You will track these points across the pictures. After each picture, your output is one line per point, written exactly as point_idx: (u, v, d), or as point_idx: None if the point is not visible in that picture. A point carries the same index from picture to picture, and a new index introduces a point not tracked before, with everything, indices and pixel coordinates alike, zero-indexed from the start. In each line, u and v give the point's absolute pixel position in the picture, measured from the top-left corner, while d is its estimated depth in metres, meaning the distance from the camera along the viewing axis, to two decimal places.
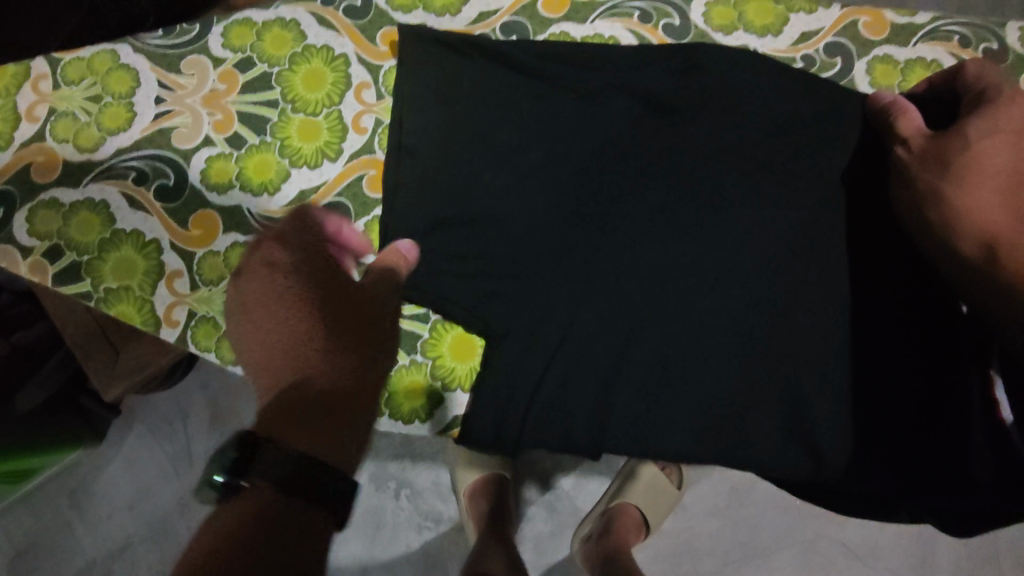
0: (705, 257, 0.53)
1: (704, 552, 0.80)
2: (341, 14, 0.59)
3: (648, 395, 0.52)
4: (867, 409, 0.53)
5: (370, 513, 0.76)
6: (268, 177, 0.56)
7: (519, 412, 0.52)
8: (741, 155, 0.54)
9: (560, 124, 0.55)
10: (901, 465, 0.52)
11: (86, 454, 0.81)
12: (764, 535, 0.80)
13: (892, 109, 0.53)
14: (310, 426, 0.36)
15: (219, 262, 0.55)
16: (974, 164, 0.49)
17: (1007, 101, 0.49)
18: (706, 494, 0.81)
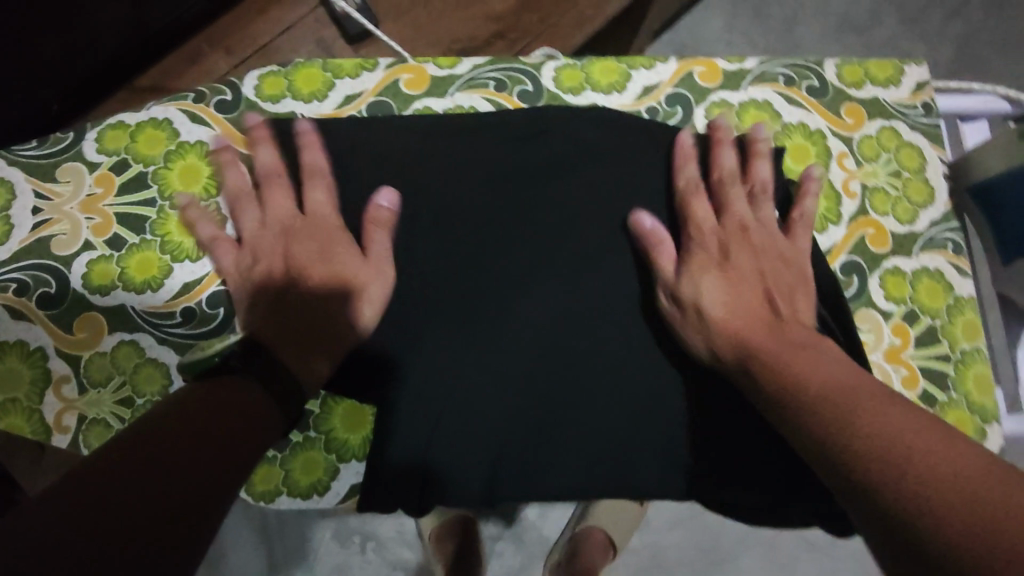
0: (574, 306, 0.58)
1: (673, 563, 0.95)
2: (212, 110, 0.62)
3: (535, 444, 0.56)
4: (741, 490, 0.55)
5: (337, 566, 0.88)
6: (151, 273, 0.58)
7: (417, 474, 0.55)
8: (596, 211, 0.60)
9: (428, 195, 0.59)
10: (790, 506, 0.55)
11: None
12: (725, 542, 0.96)
13: (651, 238, 0.58)
14: (297, 357, 0.52)
15: (106, 363, 0.56)
16: (692, 255, 0.57)
17: (691, 190, 0.59)
18: (667, 510, 0.96)
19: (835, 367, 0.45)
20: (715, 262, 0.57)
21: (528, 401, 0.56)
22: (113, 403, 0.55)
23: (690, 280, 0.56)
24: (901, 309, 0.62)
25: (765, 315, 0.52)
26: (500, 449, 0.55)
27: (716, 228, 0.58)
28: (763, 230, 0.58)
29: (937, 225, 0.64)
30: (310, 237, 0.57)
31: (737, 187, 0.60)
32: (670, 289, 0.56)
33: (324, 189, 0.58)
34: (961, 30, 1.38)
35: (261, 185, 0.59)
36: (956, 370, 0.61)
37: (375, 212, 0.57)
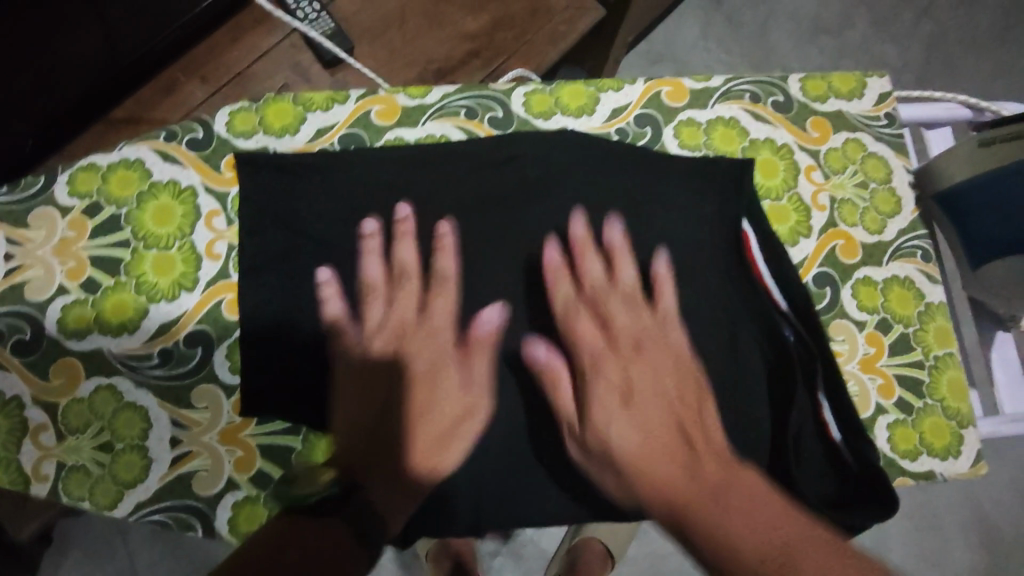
0: (550, 331, 0.59)
1: None
2: (184, 148, 0.62)
3: (516, 468, 0.57)
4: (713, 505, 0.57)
5: None
6: (127, 315, 0.57)
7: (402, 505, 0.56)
8: (570, 234, 0.61)
9: (404, 225, 0.60)
10: None
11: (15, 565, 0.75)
12: None
13: (543, 376, 0.58)
14: (392, 484, 0.53)
15: (83, 408, 0.55)
16: (585, 398, 0.56)
17: (563, 318, 0.59)
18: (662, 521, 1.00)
19: (756, 506, 0.46)
20: (617, 400, 0.55)
21: (507, 424, 0.57)
22: (93, 449, 0.55)
23: (595, 424, 0.55)
24: (874, 318, 0.63)
25: (680, 444, 0.51)
26: (483, 477, 0.57)
27: (606, 349, 0.58)
28: (657, 340, 0.58)
29: (905, 233, 0.66)
30: (434, 351, 0.58)
31: (613, 298, 0.60)
32: (579, 438, 0.55)
33: (450, 299, 0.58)
34: (929, 30, 1.42)
35: (391, 284, 0.58)
36: (931, 376, 0.62)
37: (486, 329, 0.58)
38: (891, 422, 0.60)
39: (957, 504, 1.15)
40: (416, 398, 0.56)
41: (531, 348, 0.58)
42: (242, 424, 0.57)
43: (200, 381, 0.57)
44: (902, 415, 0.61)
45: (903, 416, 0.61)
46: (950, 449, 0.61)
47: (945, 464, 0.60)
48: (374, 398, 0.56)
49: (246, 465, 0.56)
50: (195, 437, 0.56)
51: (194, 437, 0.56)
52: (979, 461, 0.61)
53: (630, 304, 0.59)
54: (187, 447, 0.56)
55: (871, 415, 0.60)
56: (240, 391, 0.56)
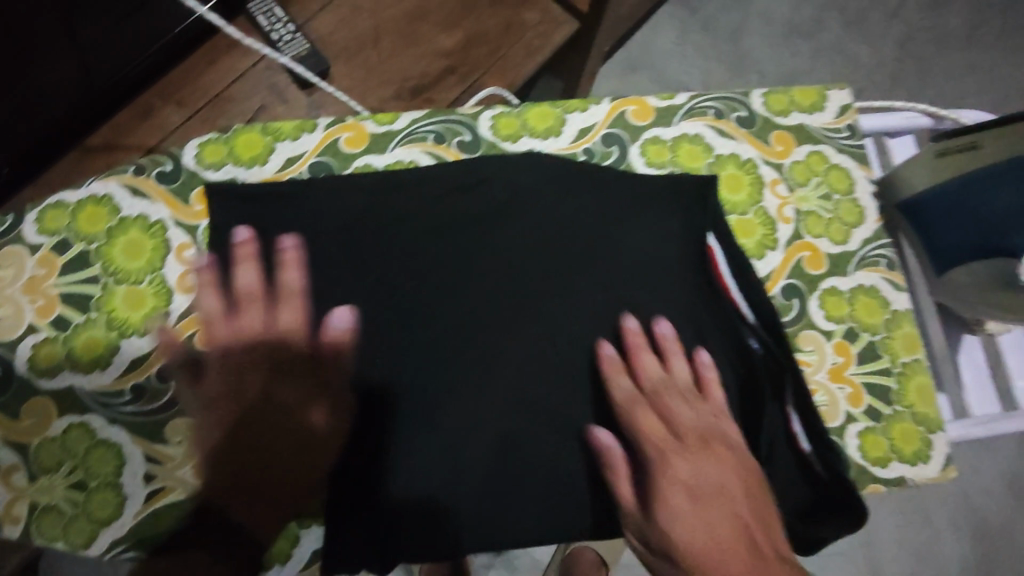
0: (521, 352, 0.60)
1: None
2: (153, 182, 0.62)
3: (491, 490, 0.58)
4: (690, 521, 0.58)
5: None
6: (98, 351, 0.57)
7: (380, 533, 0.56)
8: (538, 256, 0.62)
9: (374, 251, 0.60)
10: None
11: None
12: None
13: (607, 463, 0.57)
14: (258, 501, 0.55)
15: (56, 447, 0.55)
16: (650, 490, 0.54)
17: (628, 407, 0.58)
18: None
19: None
20: (683, 497, 0.53)
21: (481, 446, 0.58)
22: (66, 488, 0.54)
23: (658, 518, 0.52)
24: (841, 327, 0.64)
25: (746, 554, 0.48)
26: (459, 501, 0.57)
27: (672, 443, 0.56)
28: (723, 438, 0.56)
29: (869, 243, 0.67)
30: (287, 374, 0.58)
31: (675, 395, 0.58)
32: (641, 532, 0.53)
33: (296, 313, 0.58)
34: (901, 31, 1.45)
35: (234, 307, 0.58)
36: (899, 384, 0.63)
37: (335, 335, 0.57)
38: (860, 431, 0.61)
39: (942, 500, 1.16)
40: (271, 413, 0.57)
41: (598, 435, 0.58)
42: None
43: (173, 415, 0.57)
44: (870, 423, 0.62)
45: (873, 424, 0.62)
46: (920, 455, 0.62)
47: (915, 469, 0.61)
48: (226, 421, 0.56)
49: None
50: (169, 472, 0.56)
51: (168, 472, 0.56)
52: (949, 465, 0.62)
53: (694, 399, 0.58)
54: (161, 483, 0.56)
55: (840, 425, 0.61)
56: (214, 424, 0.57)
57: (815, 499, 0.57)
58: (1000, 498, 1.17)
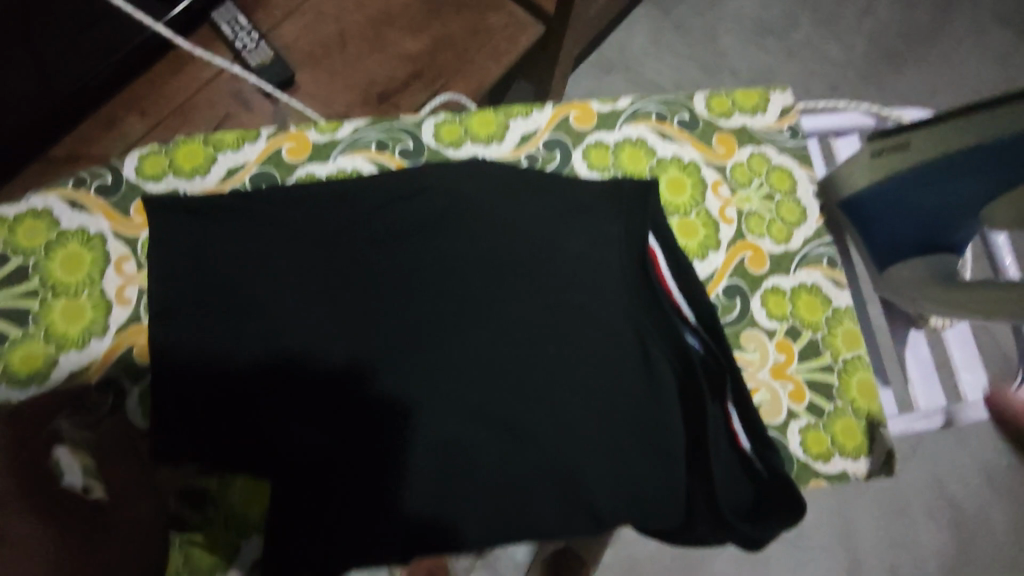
0: (463, 356, 0.60)
1: None
2: (93, 195, 0.62)
3: (433, 494, 0.58)
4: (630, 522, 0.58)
5: None
6: (36, 366, 0.58)
7: (318, 546, 0.56)
8: (480, 261, 0.62)
9: (317, 263, 0.61)
10: (672, 532, 0.59)
11: None
12: None
13: None
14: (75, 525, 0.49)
15: None
16: None
17: None
18: None
19: None
20: None
21: (424, 451, 0.58)
22: None
23: None
24: (783, 325, 0.65)
25: None
26: (401, 507, 0.57)
27: None
28: None
29: (811, 241, 0.68)
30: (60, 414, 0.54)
31: None
32: None
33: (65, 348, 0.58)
34: (871, 28, 1.46)
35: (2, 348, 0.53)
36: (840, 379, 0.64)
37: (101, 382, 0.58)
38: (802, 427, 0.62)
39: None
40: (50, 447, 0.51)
41: None
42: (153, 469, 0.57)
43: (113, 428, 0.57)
44: (813, 419, 0.63)
45: (815, 419, 0.63)
46: (862, 449, 0.62)
47: (857, 464, 0.62)
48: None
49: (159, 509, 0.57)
50: None
51: None
52: (890, 460, 0.63)
53: None
54: None
55: (782, 421, 0.62)
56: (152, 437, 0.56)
57: (756, 495, 0.58)
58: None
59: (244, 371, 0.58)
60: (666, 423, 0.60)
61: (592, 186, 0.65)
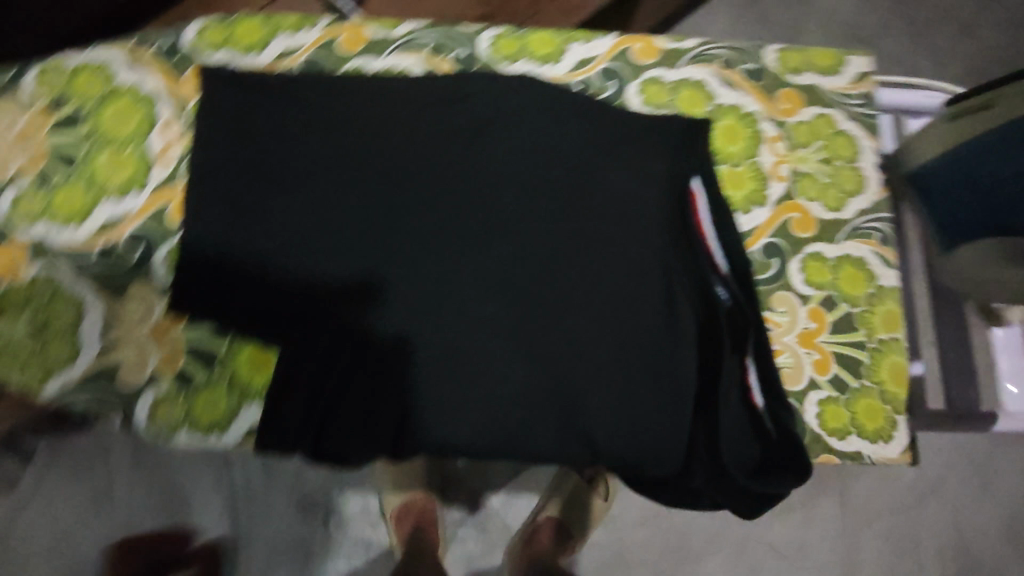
0: (482, 269, 0.59)
1: (636, 557, 1.06)
2: (151, 55, 0.63)
3: (427, 393, 0.57)
4: (624, 459, 0.57)
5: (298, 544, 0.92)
6: (75, 208, 0.59)
7: (315, 424, 0.57)
8: (515, 177, 0.61)
9: (353, 154, 0.60)
10: (671, 478, 0.58)
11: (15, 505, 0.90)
12: (694, 543, 1.07)
13: None
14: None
15: (20, 291, 0.57)
16: None
17: None
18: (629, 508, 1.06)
19: None
20: None
21: (428, 352, 0.57)
22: (24, 329, 0.56)
23: None
24: (820, 294, 0.62)
25: None
26: (397, 403, 0.57)
27: None
28: None
29: (864, 214, 0.64)
30: None
31: None
32: None
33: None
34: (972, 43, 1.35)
35: None
36: (871, 359, 0.61)
37: None
38: (822, 399, 0.59)
39: (934, 520, 1.11)
40: None
41: None
42: (172, 323, 0.58)
43: (139, 281, 0.58)
44: (835, 393, 0.60)
45: (837, 394, 0.60)
46: (882, 433, 0.59)
47: (875, 447, 0.59)
48: None
49: (171, 362, 0.57)
50: (126, 331, 0.57)
51: (124, 331, 0.57)
52: (911, 449, 0.60)
53: None
54: (117, 340, 0.57)
55: (801, 390, 0.59)
56: (172, 291, 0.57)
57: (762, 456, 0.55)
58: (993, 531, 1.12)
59: (263, 245, 0.58)
60: (678, 368, 0.57)
61: (641, 121, 0.63)
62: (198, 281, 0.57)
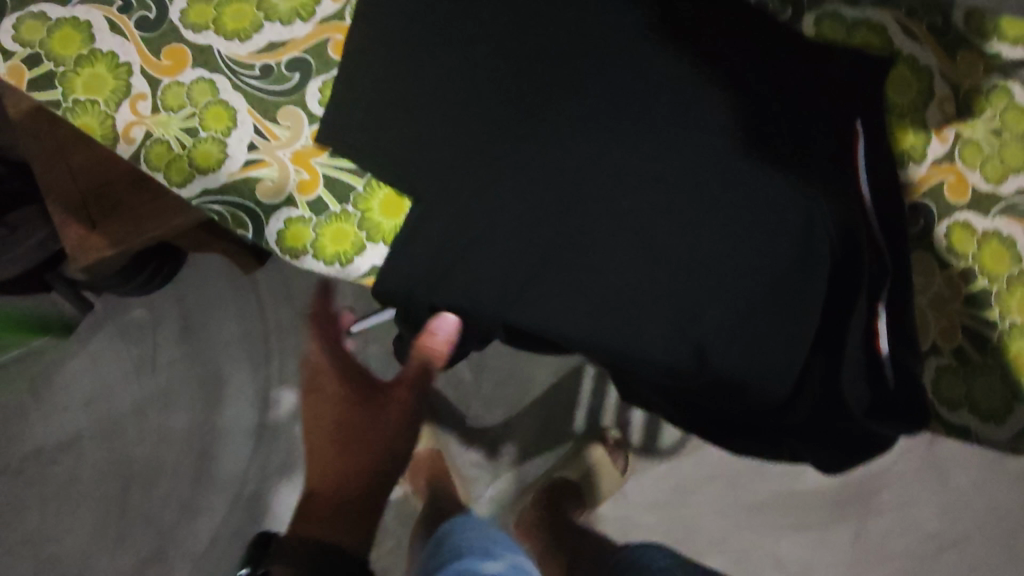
0: (626, 167, 0.58)
1: (642, 526, 1.27)
2: None
3: (544, 275, 0.57)
4: (723, 379, 0.57)
5: (291, 450, 1.32)
6: (243, 23, 0.59)
7: (424, 279, 0.57)
8: (676, 81, 0.58)
9: (513, 24, 0.59)
10: (764, 414, 0.58)
11: (114, 357, 1.34)
12: (699, 535, 1.27)
13: None
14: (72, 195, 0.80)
15: (181, 92, 0.58)
16: None
17: None
18: (644, 487, 1.28)
19: None
20: None
21: (554, 234, 0.57)
22: (179, 128, 0.57)
23: None
24: (961, 264, 0.60)
25: None
26: (515, 279, 0.57)
27: None
28: None
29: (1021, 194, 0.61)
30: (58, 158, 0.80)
31: None
32: None
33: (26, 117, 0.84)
34: None
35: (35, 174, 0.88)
36: (1003, 339, 0.59)
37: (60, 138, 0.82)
38: (938, 365, 0.60)
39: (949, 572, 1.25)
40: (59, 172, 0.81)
41: None
42: (316, 151, 0.58)
43: (289, 107, 0.58)
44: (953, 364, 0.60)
45: (955, 365, 0.60)
46: (996, 415, 0.59)
47: (984, 426, 0.59)
48: (56, 176, 0.80)
49: (309, 188, 0.57)
50: (270, 149, 0.58)
51: (269, 147, 0.57)
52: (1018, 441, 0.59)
53: None
54: (261, 154, 0.57)
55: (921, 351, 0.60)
56: (323, 121, 0.58)
57: (876, 401, 0.56)
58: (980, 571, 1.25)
59: (415, 98, 0.58)
60: (804, 301, 0.57)
61: (809, 53, 0.61)
62: (347, 120, 0.58)
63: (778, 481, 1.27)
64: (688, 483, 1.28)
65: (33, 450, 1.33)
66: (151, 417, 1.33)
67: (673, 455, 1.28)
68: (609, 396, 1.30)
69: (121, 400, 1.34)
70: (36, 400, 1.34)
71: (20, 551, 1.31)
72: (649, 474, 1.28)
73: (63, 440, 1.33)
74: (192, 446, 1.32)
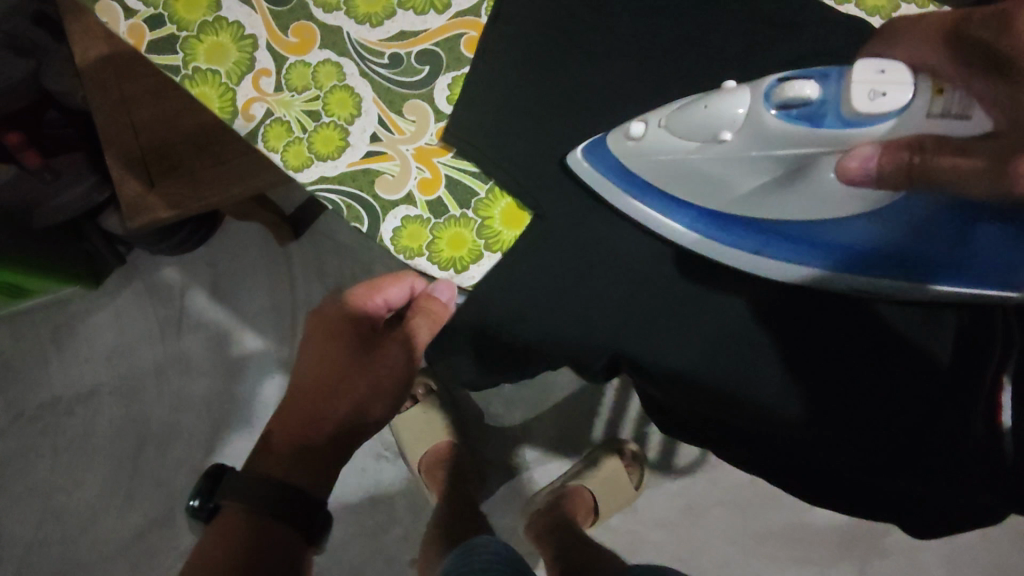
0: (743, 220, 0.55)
1: (647, 542, 1.27)
2: None
3: (646, 304, 0.57)
4: (821, 439, 0.58)
5: None
6: (376, 8, 0.57)
7: (532, 287, 0.55)
8: None
9: (635, 25, 0.56)
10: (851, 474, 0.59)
11: (141, 314, 1.32)
12: (703, 557, 1.27)
13: None
14: (131, 146, 0.79)
15: (307, 73, 0.56)
16: None
17: None
18: (655, 505, 1.27)
19: None
20: None
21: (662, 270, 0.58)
22: (303, 110, 0.56)
23: None
24: None
25: None
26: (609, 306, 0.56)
27: None
28: None
29: None
30: (125, 107, 0.79)
31: None
32: None
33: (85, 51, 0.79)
34: None
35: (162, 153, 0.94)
36: None
37: (125, 85, 0.79)
38: None
39: None
40: (119, 121, 0.79)
41: None
42: (440, 150, 0.56)
43: (415, 101, 0.56)
44: None
45: None
46: None
47: None
48: (118, 125, 0.79)
49: (430, 188, 0.56)
50: (393, 142, 0.56)
51: (392, 141, 0.56)
52: None
53: None
54: (383, 147, 0.56)
55: None
56: (451, 120, 0.56)
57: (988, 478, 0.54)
58: None
59: (540, 110, 0.56)
60: (907, 379, 0.57)
61: None
62: (471, 123, 0.56)
63: (790, 516, 1.26)
64: (700, 506, 1.27)
65: (50, 399, 1.31)
66: (172, 379, 1.31)
67: (689, 475, 1.27)
68: (632, 406, 1.28)
69: (143, 359, 1.31)
70: (58, 350, 1.32)
71: (26, 498, 1.29)
72: (662, 492, 1.27)
73: (81, 392, 1.31)
74: (207, 413, 1.30)
